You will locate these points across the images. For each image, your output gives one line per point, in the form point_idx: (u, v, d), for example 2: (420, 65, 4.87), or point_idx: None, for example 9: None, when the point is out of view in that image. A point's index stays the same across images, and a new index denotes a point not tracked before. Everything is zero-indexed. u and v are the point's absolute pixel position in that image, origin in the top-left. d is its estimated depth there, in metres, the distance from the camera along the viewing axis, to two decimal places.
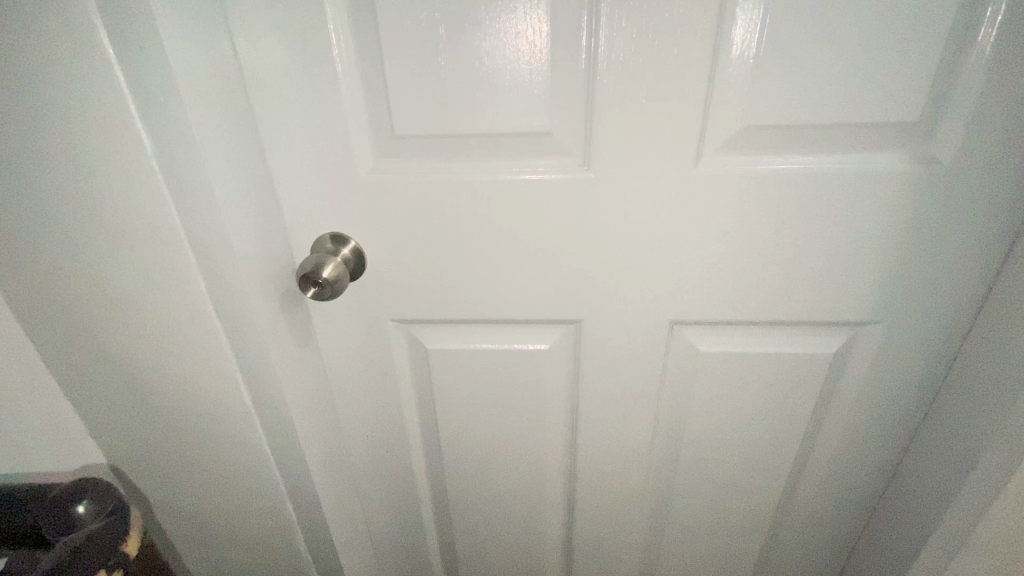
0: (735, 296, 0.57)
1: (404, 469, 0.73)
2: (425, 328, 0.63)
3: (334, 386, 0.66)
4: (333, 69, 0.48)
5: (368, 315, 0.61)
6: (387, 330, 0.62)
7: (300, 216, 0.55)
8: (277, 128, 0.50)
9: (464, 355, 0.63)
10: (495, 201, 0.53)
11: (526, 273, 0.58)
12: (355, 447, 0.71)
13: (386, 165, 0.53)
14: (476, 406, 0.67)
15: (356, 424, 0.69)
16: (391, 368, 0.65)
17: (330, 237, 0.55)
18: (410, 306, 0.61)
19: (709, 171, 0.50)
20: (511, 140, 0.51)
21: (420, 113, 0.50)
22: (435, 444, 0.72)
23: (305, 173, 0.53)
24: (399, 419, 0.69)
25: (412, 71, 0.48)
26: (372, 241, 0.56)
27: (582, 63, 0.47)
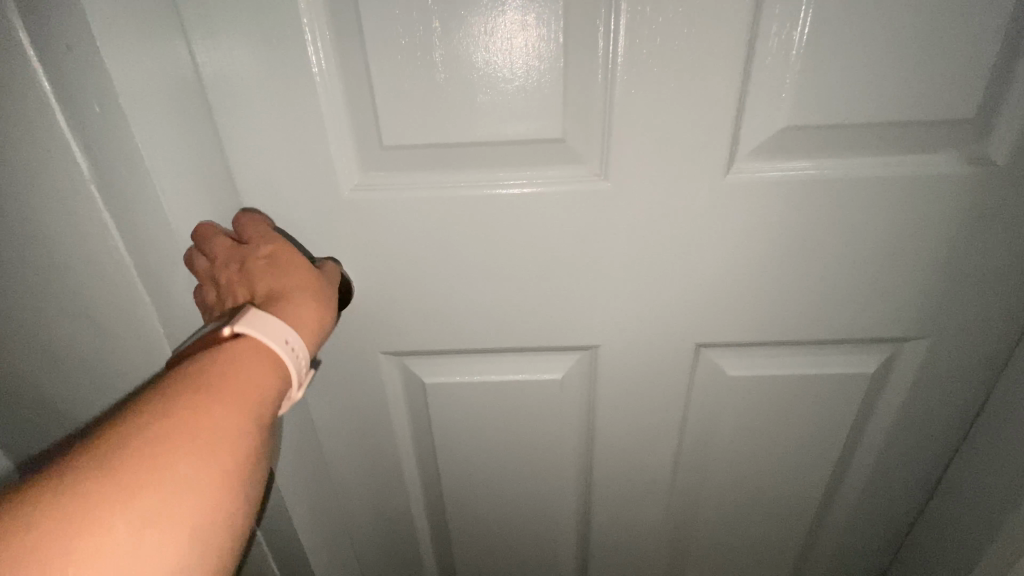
0: (766, 315, 0.52)
1: (402, 512, 0.66)
2: (422, 360, 0.56)
3: (321, 428, 0.59)
4: (306, 71, 0.41)
5: (358, 349, 0.54)
6: (380, 365, 0.56)
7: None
8: (245, 141, 0.43)
9: (467, 388, 0.57)
10: (498, 217, 0.47)
11: (534, 296, 0.51)
12: (347, 491, 0.64)
13: (374, 180, 0.46)
14: (481, 441, 0.61)
15: (347, 467, 0.62)
16: (384, 406, 0.58)
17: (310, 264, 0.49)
18: (405, 338, 0.54)
19: (741, 179, 0.45)
20: (517, 148, 0.44)
21: (411, 121, 0.43)
22: (435, 484, 0.65)
23: (281, 193, 0.46)
24: (395, 461, 0.62)
25: (401, 72, 0.41)
26: (360, 267, 0.50)
27: (599, 60, 0.41)
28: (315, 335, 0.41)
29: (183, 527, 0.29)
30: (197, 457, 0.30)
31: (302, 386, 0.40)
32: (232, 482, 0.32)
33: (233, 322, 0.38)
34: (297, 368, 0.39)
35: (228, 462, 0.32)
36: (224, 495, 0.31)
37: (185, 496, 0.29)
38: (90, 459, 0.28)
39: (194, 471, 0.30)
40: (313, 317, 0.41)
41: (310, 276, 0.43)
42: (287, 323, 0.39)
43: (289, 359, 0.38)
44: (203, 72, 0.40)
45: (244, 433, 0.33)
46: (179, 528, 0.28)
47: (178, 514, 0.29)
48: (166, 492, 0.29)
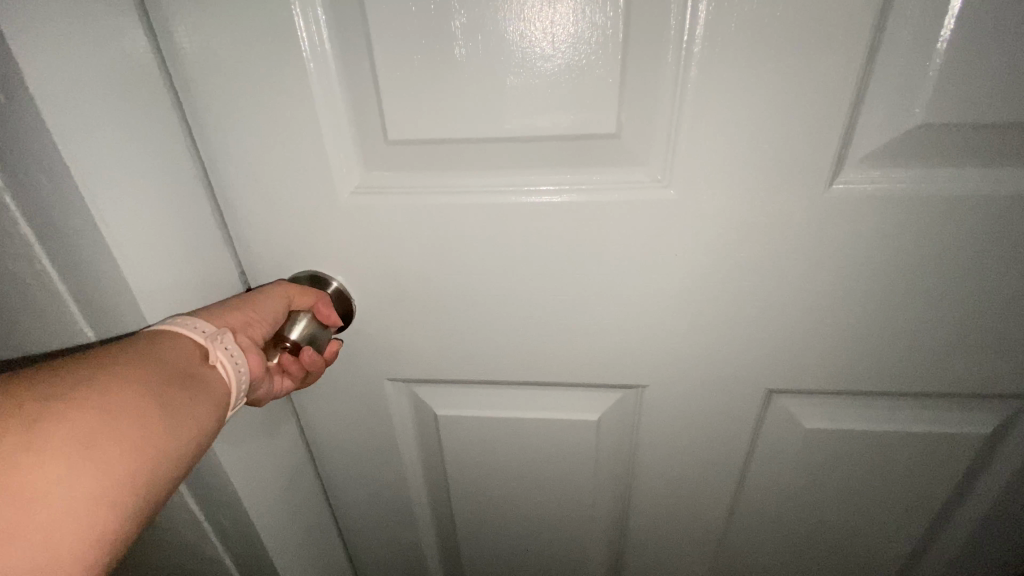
0: (860, 361, 0.41)
1: (412, 548, 0.60)
2: (436, 391, 0.48)
3: (324, 457, 0.52)
4: (289, 47, 0.32)
5: (362, 377, 0.47)
6: (387, 395, 0.48)
7: (266, 253, 0.41)
8: (220, 135, 0.35)
9: (485, 422, 0.49)
10: (529, 231, 0.38)
11: (570, 324, 0.43)
12: (354, 522, 0.58)
13: (377, 182, 0.37)
14: (503, 481, 0.53)
15: (354, 499, 0.56)
16: (391, 438, 0.51)
17: (305, 279, 0.41)
18: (417, 367, 0.46)
19: (849, 194, 0.34)
20: (555, 145, 0.35)
21: (422, 110, 0.34)
22: (450, 522, 0.58)
23: (267, 196, 0.38)
24: (402, 496, 0.55)
25: (410, 48, 0.32)
26: (362, 284, 0.42)
27: (669, 34, 0.30)
28: (244, 314, 0.36)
29: (70, 431, 0.25)
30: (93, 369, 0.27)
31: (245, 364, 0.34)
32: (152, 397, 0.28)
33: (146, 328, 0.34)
34: (207, 335, 0.33)
35: (141, 383, 0.28)
36: (139, 408, 0.27)
37: (89, 404, 0.26)
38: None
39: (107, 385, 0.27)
40: (237, 305, 0.36)
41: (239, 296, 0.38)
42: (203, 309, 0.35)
43: (190, 325, 0.33)
44: (167, 49, 0.33)
45: (146, 361, 0.29)
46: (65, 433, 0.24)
47: (68, 420, 0.25)
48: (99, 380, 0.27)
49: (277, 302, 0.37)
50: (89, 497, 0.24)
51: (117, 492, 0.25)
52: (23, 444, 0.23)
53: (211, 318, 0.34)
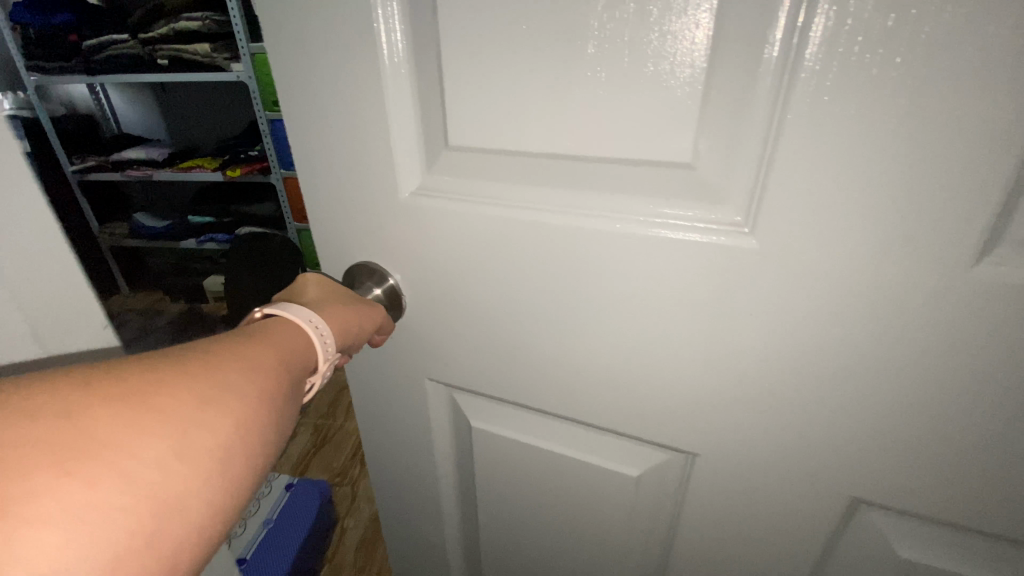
0: (992, 499, 0.31)
1: (438, 548, 0.60)
2: (474, 404, 0.47)
3: (371, 437, 0.55)
4: (365, 46, 0.33)
5: (408, 372, 0.47)
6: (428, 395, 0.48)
7: (337, 238, 0.43)
8: (305, 126, 0.38)
9: (518, 445, 0.47)
10: (581, 259, 0.35)
11: (617, 367, 0.39)
12: (391, 505, 0.60)
13: (434, 186, 0.37)
14: (530, 512, 0.51)
15: (393, 485, 0.58)
16: (427, 437, 0.51)
17: (367, 272, 0.43)
18: (457, 375, 0.45)
19: (1000, 281, 0.25)
20: (615, 169, 0.31)
21: (483, 119, 0.33)
22: (475, 532, 0.57)
23: (340, 187, 0.40)
24: (433, 495, 0.55)
25: (478, 54, 0.31)
26: (415, 284, 0.42)
27: (770, 55, 0.25)
28: (349, 323, 0.38)
29: (211, 430, 0.26)
30: (233, 366, 0.29)
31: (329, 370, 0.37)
32: (272, 404, 0.30)
33: (262, 305, 0.36)
34: (321, 339, 0.35)
35: (267, 389, 0.29)
36: (261, 416, 0.28)
37: (225, 406, 0.27)
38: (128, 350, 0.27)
39: (241, 388, 0.28)
40: (346, 313, 0.38)
41: (341, 297, 0.40)
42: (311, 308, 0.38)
43: (313, 327, 0.35)
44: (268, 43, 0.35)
45: (277, 366, 0.31)
46: (212, 435, 0.26)
47: (206, 419, 0.26)
48: (233, 381, 0.28)
49: (371, 314, 0.41)
50: (209, 503, 0.25)
51: (226, 501, 0.26)
52: (169, 444, 0.24)
53: (328, 323, 0.37)
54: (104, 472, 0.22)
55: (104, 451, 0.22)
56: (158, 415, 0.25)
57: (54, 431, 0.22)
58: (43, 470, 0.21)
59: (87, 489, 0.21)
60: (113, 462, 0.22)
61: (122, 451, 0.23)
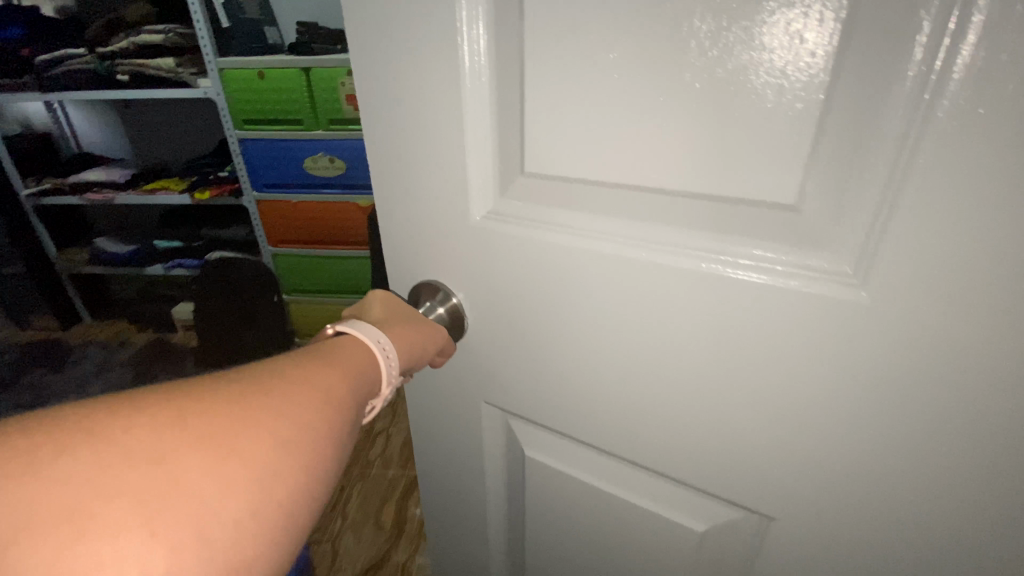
0: None
1: (482, 564, 0.60)
2: (531, 428, 0.46)
3: (426, 446, 0.56)
4: (449, 60, 0.32)
5: (467, 391, 0.47)
6: (486, 413, 0.48)
7: (405, 250, 0.43)
8: (383, 148, 0.38)
9: (574, 478, 0.46)
10: (650, 294, 0.34)
11: (690, 409, 0.36)
12: (438, 512, 0.61)
13: (506, 212, 0.36)
14: (582, 545, 0.49)
15: (443, 496, 0.58)
16: (480, 456, 0.51)
17: (432, 290, 0.43)
18: (517, 400, 0.45)
19: None
20: (694, 205, 0.30)
21: (564, 144, 0.31)
22: (520, 552, 0.56)
23: (412, 209, 0.40)
24: (481, 513, 0.55)
25: (567, 73, 0.29)
26: (481, 309, 0.42)
27: (899, 98, 0.23)
28: (415, 344, 0.39)
29: (278, 468, 0.26)
30: (311, 404, 0.29)
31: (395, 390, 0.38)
32: (337, 433, 0.30)
33: (335, 322, 0.37)
34: (385, 357, 0.36)
35: (332, 419, 0.30)
36: (325, 449, 0.29)
37: (293, 442, 0.27)
38: (218, 379, 0.28)
39: (309, 420, 0.28)
40: (409, 332, 0.39)
41: (406, 314, 0.41)
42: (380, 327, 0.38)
43: (378, 345, 0.36)
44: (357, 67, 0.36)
45: (343, 391, 0.31)
46: (280, 474, 0.26)
47: (275, 457, 0.26)
48: (300, 413, 0.28)
49: (433, 331, 0.41)
50: (276, 544, 0.26)
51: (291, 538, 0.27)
52: (241, 487, 0.25)
53: (394, 341, 0.37)
54: (180, 523, 0.23)
55: (180, 501, 0.23)
56: (231, 457, 0.25)
57: (137, 481, 0.22)
58: (126, 525, 0.22)
59: (166, 542, 0.22)
60: (189, 511, 0.23)
61: (197, 500, 0.23)
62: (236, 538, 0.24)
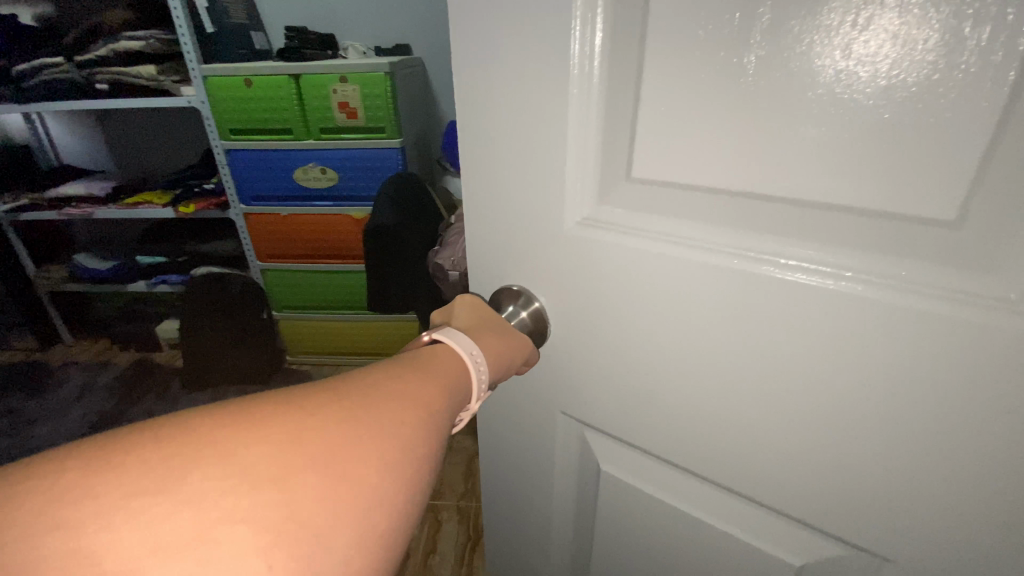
0: None
1: (547, 542, 0.63)
2: (614, 422, 0.46)
3: (502, 430, 0.58)
4: (560, 59, 0.32)
5: (550, 384, 0.49)
6: (566, 402, 0.49)
7: (495, 244, 0.45)
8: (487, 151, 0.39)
9: (651, 474, 0.47)
10: (710, 298, 0.34)
11: (787, 421, 0.35)
12: (508, 486, 0.63)
13: (606, 217, 0.37)
14: (662, 537, 0.49)
15: (513, 477, 0.61)
16: (557, 443, 0.53)
17: (521, 293, 0.45)
18: (599, 399, 0.46)
19: None
20: (770, 209, 0.30)
21: (677, 144, 0.31)
22: (588, 530, 0.58)
23: (509, 209, 0.41)
24: (551, 495, 0.58)
25: (687, 70, 0.29)
26: (571, 310, 0.42)
27: None
28: (499, 357, 0.41)
29: (382, 492, 0.28)
30: (410, 424, 0.31)
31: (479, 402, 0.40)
32: (429, 454, 0.32)
33: (430, 332, 0.40)
34: (477, 366, 0.38)
35: (427, 439, 0.32)
36: (419, 470, 0.31)
37: (393, 465, 0.29)
38: (329, 396, 0.30)
39: (406, 442, 0.30)
40: (498, 344, 0.41)
41: (489, 325, 0.43)
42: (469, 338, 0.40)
43: (474, 358, 0.38)
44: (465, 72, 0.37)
45: (434, 409, 0.34)
46: (382, 497, 0.28)
47: (379, 480, 0.28)
48: (398, 437, 0.30)
49: (515, 342, 0.43)
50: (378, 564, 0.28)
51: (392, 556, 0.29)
52: (352, 513, 0.27)
53: (486, 352, 0.40)
54: (298, 551, 0.24)
55: (299, 529, 0.25)
56: (343, 482, 0.27)
57: (263, 511, 0.24)
58: (254, 555, 0.23)
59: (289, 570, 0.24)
60: (306, 539, 0.25)
61: (313, 528, 0.25)
62: (347, 560, 0.26)
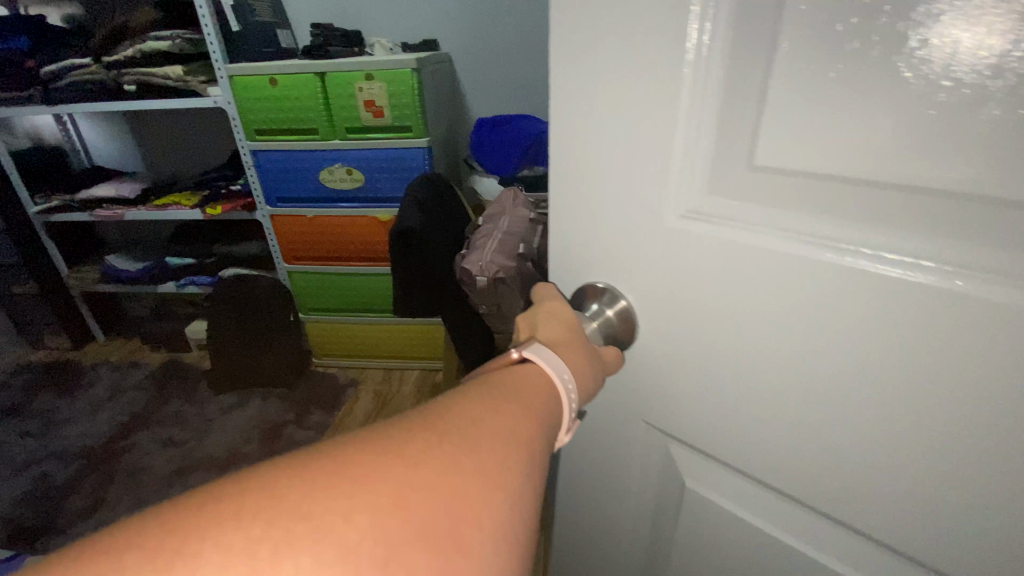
0: None
1: (618, 539, 0.62)
2: (715, 411, 0.44)
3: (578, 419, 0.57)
4: (679, 49, 0.32)
5: (636, 375, 0.49)
6: (658, 395, 0.48)
7: (593, 227, 0.44)
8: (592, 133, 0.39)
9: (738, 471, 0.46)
10: (798, 291, 0.35)
11: (918, 421, 0.33)
12: (579, 472, 0.62)
13: (713, 210, 0.37)
14: (753, 537, 0.48)
15: (588, 469, 0.60)
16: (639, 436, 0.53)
17: (611, 293, 0.46)
18: (688, 393, 0.45)
19: None
20: (892, 199, 0.29)
21: (796, 134, 0.31)
22: (665, 527, 0.56)
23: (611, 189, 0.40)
24: (627, 491, 0.57)
25: (823, 59, 0.28)
26: (667, 303, 0.42)
27: None
28: (587, 379, 0.41)
29: (483, 532, 0.27)
30: (515, 471, 0.30)
31: (569, 430, 0.40)
32: (526, 488, 0.31)
33: (520, 350, 0.40)
34: (566, 387, 0.39)
35: (523, 472, 0.31)
36: (518, 505, 0.30)
37: (493, 501, 0.29)
38: (433, 435, 0.29)
39: (505, 474, 0.30)
40: (583, 361, 0.41)
41: (575, 338, 0.43)
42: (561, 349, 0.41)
43: (564, 382, 0.39)
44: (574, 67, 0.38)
45: (528, 438, 0.33)
46: (481, 537, 0.27)
47: (480, 519, 0.28)
48: (497, 470, 0.30)
49: (598, 346, 0.46)
50: None
51: None
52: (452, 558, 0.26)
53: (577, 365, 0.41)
54: None
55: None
56: (445, 521, 0.26)
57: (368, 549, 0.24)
58: None
59: None
60: None
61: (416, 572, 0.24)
62: None
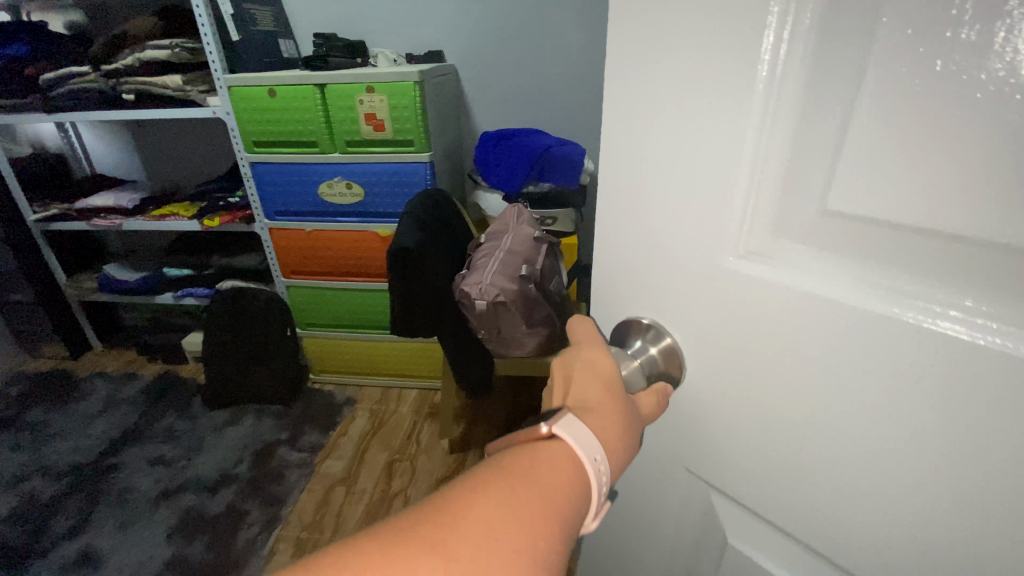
0: None
1: None
2: (760, 481, 0.38)
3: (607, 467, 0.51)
4: (746, 64, 0.28)
5: (673, 425, 0.43)
6: (697, 453, 0.42)
7: (637, 256, 0.39)
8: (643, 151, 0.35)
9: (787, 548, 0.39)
10: (866, 353, 0.29)
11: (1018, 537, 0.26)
12: (603, 520, 0.57)
13: (778, 249, 0.31)
14: None
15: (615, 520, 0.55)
16: (672, 492, 0.47)
17: (656, 330, 0.41)
18: (730, 454, 0.39)
19: None
20: (993, 259, 0.23)
21: (883, 167, 0.25)
22: None
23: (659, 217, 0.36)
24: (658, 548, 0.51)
25: (925, 87, 0.23)
26: (714, 351, 0.37)
27: None
28: (618, 450, 0.36)
29: None
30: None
31: (597, 515, 0.35)
32: None
33: (548, 423, 0.34)
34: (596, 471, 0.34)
35: None
36: None
37: None
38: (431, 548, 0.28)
39: None
40: (615, 424, 0.37)
41: (611, 398, 0.37)
42: (591, 414, 0.36)
43: (595, 468, 0.34)
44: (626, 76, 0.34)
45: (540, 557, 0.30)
46: None
47: None
48: None
49: (637, 390, 0.40)
50: None
51: None
52: None
53: (609, 432, 0.36)
54: None
55: None
56: None
57: None
58: None
59: None
60: None
61: None
62: None
